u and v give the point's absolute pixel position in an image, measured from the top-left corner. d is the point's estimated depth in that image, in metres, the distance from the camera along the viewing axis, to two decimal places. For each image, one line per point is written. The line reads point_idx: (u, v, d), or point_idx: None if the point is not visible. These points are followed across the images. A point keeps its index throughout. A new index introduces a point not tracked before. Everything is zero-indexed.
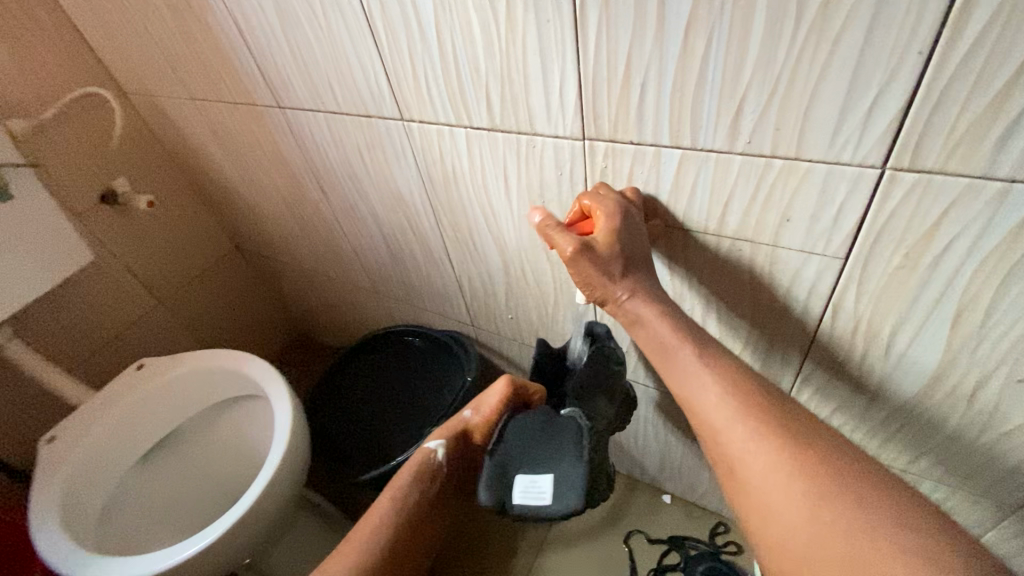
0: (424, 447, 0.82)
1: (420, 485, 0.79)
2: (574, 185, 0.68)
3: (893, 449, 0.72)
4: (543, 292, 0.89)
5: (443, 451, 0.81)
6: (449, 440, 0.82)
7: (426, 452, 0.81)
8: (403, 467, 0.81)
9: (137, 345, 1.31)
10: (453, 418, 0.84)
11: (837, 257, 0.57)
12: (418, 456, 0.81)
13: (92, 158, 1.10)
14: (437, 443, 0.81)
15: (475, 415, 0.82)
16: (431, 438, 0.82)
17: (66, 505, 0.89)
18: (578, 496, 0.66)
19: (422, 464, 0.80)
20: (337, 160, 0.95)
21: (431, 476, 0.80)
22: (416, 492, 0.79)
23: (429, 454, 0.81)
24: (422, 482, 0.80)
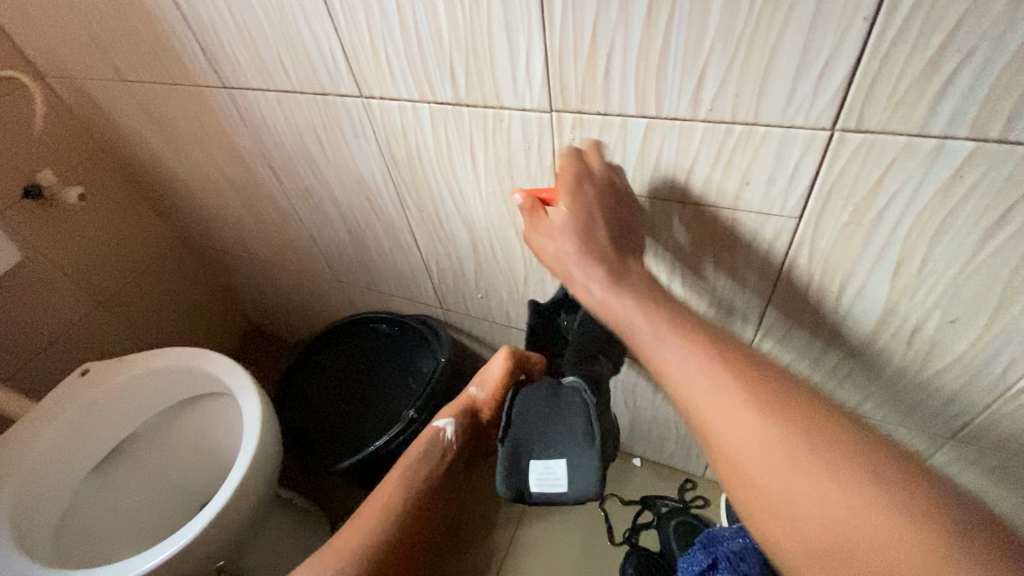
0: (433, 424, 0.84)
1: (423, 465, 0.81)
2: (542, 158, 0.69)
3: (845, 393, 0.79)
4: (513, 268, 0.89)
5: (451, 426, 0.83)
6: (458, 415, 0.85)
7: (434, 429, 0.83)
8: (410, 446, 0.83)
9: (78, 350, 1.22)
10: (462, 394, 0.87)
11: (792, 216, 0.61)
12: (427, 434, 0.83)
13: (10, 148, 1.01)
14: (446, 420, 0.84)
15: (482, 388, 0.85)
16: (440, 417, 0.85)
17: (16, 520, 0.83)
18: (592, 483, 0.67)
19: (427, 443, 0.82)
20: (290, 141, 0.91)
21: (435, 454, 0.82)
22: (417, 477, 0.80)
23: (438, 430, 0.83)
24: (422, 461, 0.81)
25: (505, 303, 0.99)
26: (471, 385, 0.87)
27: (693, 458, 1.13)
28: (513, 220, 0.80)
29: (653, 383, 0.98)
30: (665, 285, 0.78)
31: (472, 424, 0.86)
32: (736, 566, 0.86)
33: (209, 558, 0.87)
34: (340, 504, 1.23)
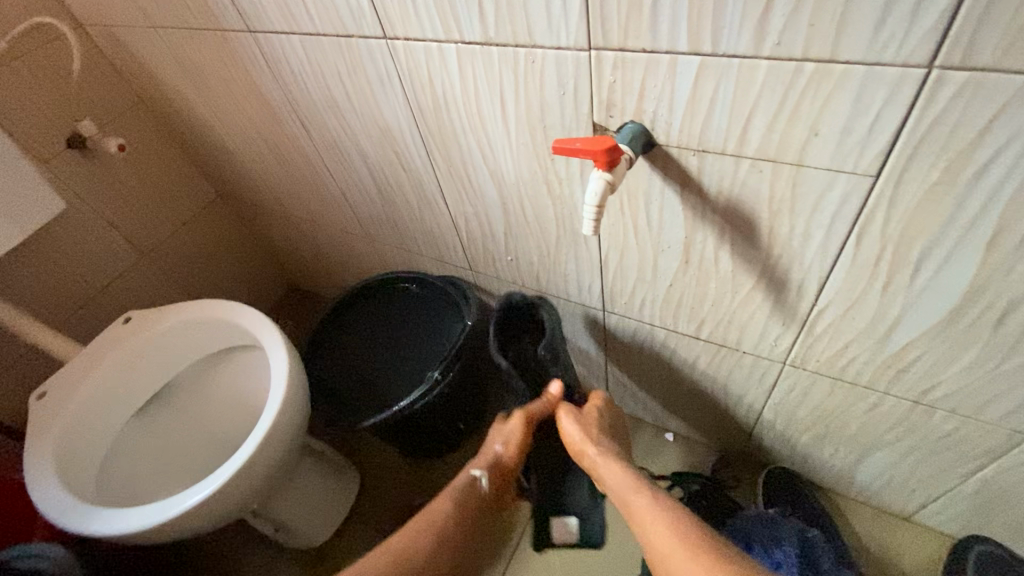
0: (463, 475, 0.78)
1: (456, 512, 0.72)
2: (577, 106, 0.62)
3: (909, 378, 0.71)
4: (544, 231, 0.84)
5: (484, 474, 0.78)
6: (490, 462, 0.80)
7: (466, 479, 0.77)
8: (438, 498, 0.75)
9: (125, 299, 1.26)
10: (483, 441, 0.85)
11: (868, 175, 0.52)
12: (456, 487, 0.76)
13: (51, 98, 1.02)
14: (477, 468, 0.79)
15: (510, 435, 0.83)
16: (472, 465, 0.79)
17: (62, 461, 0.88)
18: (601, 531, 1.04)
19: (458, 495, 0.75)
20: (317, 90, 0.87)
21: (465, 502, 0.74)
22: (450, 530, 0.69)
23: (470, 480, 0.77)
24: (454, 507, 0.73)
25: (536, 267, 0.94)
26: (497, 434, 0.84)
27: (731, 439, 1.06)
28: (546, 176, 0.74)
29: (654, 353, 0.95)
30: (710, 253, 0.70)
31: (503, 478, 0.81)
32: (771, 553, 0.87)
33: (236, 504, 0.89)
34: (368, 459, 1.24)
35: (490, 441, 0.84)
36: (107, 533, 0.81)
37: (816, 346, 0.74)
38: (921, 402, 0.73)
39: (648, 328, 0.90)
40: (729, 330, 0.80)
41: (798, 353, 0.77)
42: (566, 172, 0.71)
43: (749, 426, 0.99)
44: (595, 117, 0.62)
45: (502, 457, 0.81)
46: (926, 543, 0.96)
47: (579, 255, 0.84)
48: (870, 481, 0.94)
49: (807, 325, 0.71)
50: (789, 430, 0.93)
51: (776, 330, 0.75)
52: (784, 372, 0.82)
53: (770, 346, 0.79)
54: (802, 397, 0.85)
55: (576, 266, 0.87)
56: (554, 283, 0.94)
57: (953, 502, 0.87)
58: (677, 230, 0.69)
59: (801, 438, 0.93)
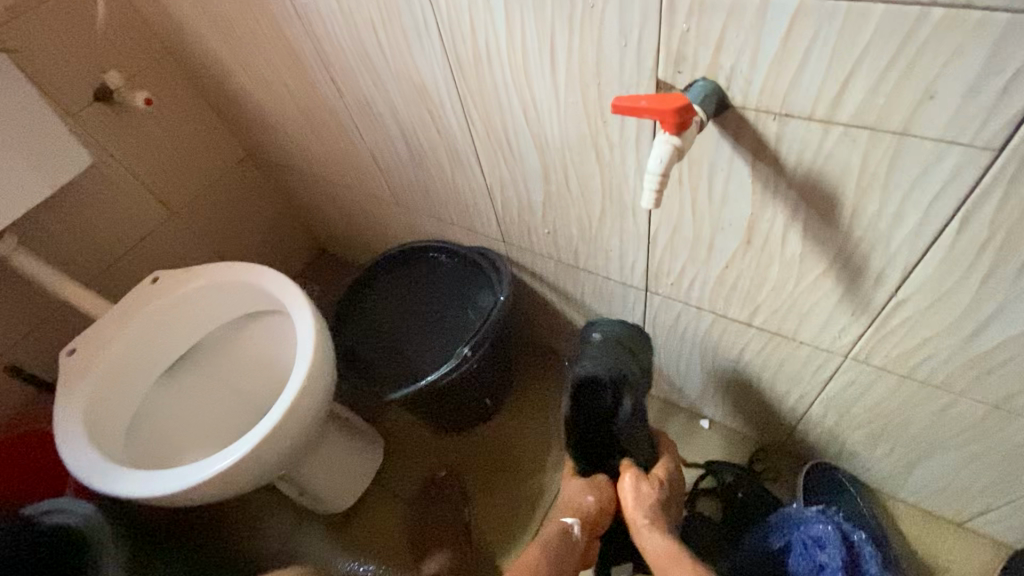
0: (555, 524, 0.72)
1: (551, 569, 0.66)
2: (640, 60, 0.55)
3: (993, 380, 0.64)
4: (588, 203, 0.77)
5: (576, 523, 0.72)
6: (580, 513, 0.74)
7: (556, 528, 0.71)
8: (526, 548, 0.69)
9: (153, 259, 1.25)
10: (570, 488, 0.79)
11: (988, 148, 0.44)
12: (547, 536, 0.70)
13: (77, 47, 0.98)
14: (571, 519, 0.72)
15: (602, 490, 0.76)
16: (564, 514, 0.73)
17: (90, 422, 0.88)
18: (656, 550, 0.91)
19: (552, 544, 0.69)
20: (349, 42, 0.81)
21: (559, 553, 0.68)
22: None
23: (563, 529, 0.71)
24: (549, 561, 0.66)
25: (575, 241, 0.87)
26: (587, 485, 0.77)
27: (773, 431, 1.00)
28: (595, 142, 0.67)
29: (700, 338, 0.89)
30: (777, 233, 0.63)
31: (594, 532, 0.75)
32: (814, 555, 0.80)
33: (260, 472, 0.88)
34: (392, 429, 1.23)
35: (581, 487, 0.77)
36: (133, 496, 0.80)
37: (887, 340, 0.67)
38: (1002, 407, 0.66)
39: (695, 312, 0.84)
40: (786, 319, 0.74)
41: (864, 346, 0.70)
42: (619, 137, 0.64)
43: (794, 419, 0.92)
44: (659, 74, 0.55)
45: (596, 509, 0.74)
46: (980, 551, 0.89)
47: (624, 230, 0.78)
48: (924, 485, 0.88)
49: (881, 317, 0.64)
50: (840, 426, 0.87)
51: (842, 321, 0.68)
52: (844, 366, 0.75)
53: (832, 338, 0.72)
54: (861, 394, 0.78)
55: (620, 242, 0.80)
56: (594, 259, 0.88)
57: (1018, 512, 0.81)
58: (741, 206, 0.62)
59: (853, 435, 0.87)
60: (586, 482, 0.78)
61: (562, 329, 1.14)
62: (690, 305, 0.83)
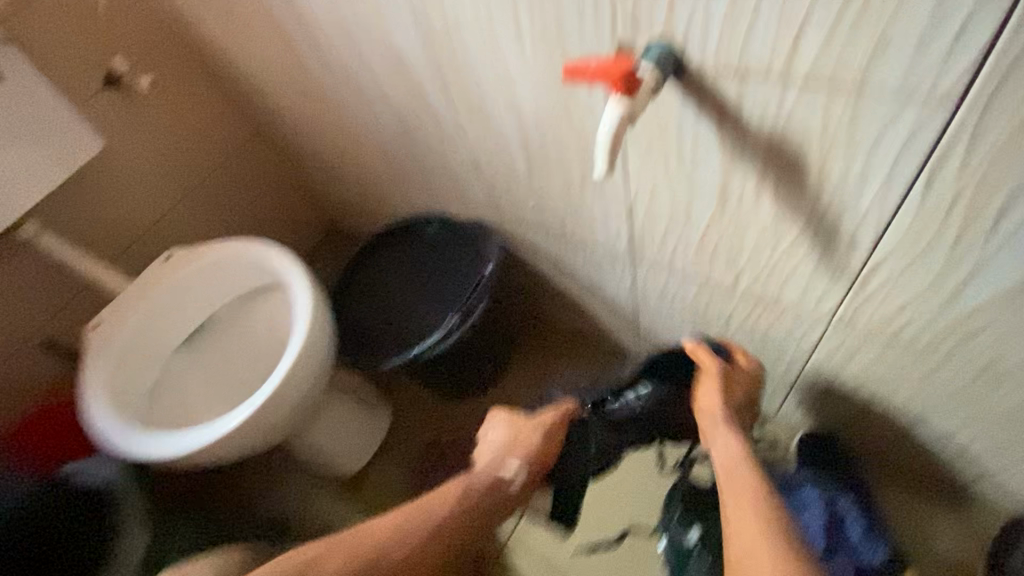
0: (493, 470, 0.80)
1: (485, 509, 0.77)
2: (598, 25, 0.54)
3: (976, 344, 0.62)
4: (568, 172, 0.77)
5: (513, 472, 0.80)
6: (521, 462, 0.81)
7: (493, 475, 0.80)
8: (456, 480, 0.79)
9: (172, 236, 1.31)
10: (518, 429, 0.84)
11: (945, 102, 0.43)
12: (483, 476, 0.79)
13: (84, 34, 1.02)
14: (513, 463, 0.81)
15: (543, 429, 0.83)
16: (509, 457, 0.81)
17: (114, 393, 0.95)
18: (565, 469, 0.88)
19: (482, 484, 0.78)
20: (330, 18, 0.82)
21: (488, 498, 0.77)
22: (465, 515, 0.75)
23: (499, 479, 0.79)
24: (472, 495, 0.77)
25: (561, 211, 0.88)
26: (532, 429, 0.83)
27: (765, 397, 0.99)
28: (567, 109, 0.67)
29: (686, 306, 0.89)
30: (750, 199, 0.62)
31: (534, 478, 0.82)
32: (792, 517, 0.82)
33: (264, 435, 0.94)
34: (398, 397, 1.28)
35: (519, 432, 0.84)
36: (154, 455, 0.88)
37: (867, 305, 0.66)
38: (987, 372, 0.65)
39: (680, 279, 0.83)
40: (768, 285, 0.73)
41: (846, 312, 0.69)
42: (588, 104, 0.64)
43: (786, 386, 0.92)
44: (618, 38, 0.54)
45: (539, 451, 0.82)
46: (976, 520, 0.88)
47: (605, 199, 0.78)
48: (918, 451, 0.87)
49: (858, 282, 0.63)
50: (830, 393, 0.86)
51: (822, 287, 0.68)
52: (828, 332, 0.74)
53: (813, 304, 0.71)
54: (847, 360, 0.77)
55: (602, 211, 0.81)
56: (580, 228, 0.88)
57: (1016, 480, 0.79)
58: (712, 170, 0.62)
59: (843, 401, 0.86)
60: (530, 424, 0.84)
61: (559, 299, 1.15)
62: (675, 272, 0.83)
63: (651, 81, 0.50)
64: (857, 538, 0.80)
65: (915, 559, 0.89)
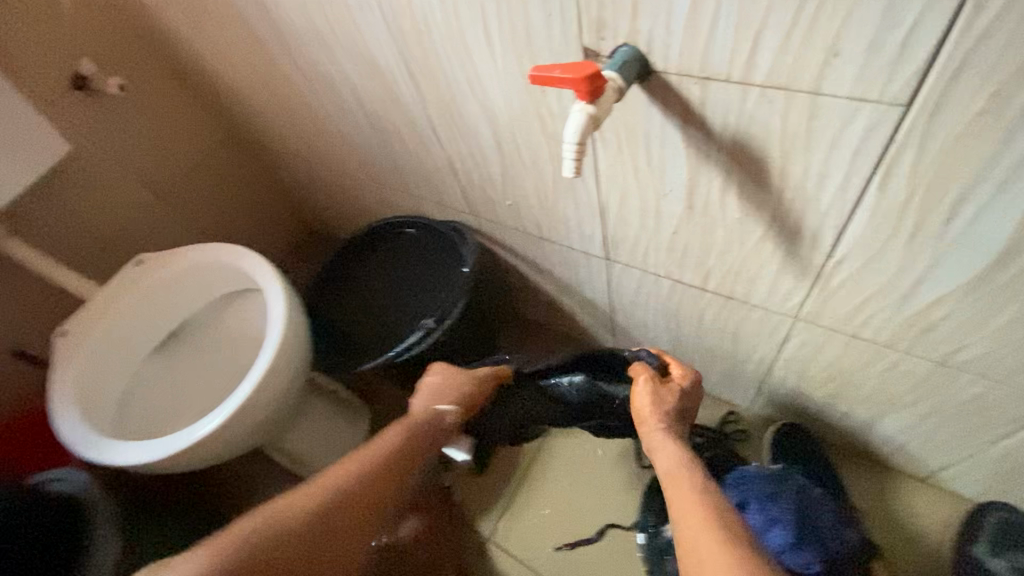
0: (431, 409, 0.78)
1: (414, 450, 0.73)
2: (566, 28, 0.55)
3: (934, 338, 0.65)
4: (541, 173, 0.78)
5: (448, 411, 0.78)
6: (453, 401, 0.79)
7: (432, 412, 0.78)
8: (395, 425, 0.74)
9: (143, 240, 1.29)
10: (447, 375, 0.82)
11: (897, 105, 0.44)
12: (419, 420, 0.76)
13: (49, 34, 1.00)
14: (445, 408, 0.78)
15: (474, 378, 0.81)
16: (442, 400, 0.79)
17: (82, 399, 0.93)
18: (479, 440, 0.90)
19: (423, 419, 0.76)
20: (300, 19, 0.81)
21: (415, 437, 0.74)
22: (403, 455, 0.71)
23: (437, 416, 0.77)
24: (408, 437, 0.73)
25: (535, 212, 0.88)
26: (464, 375, 0.82)
27: (738, 392, 1.01)
28: (538, 111, 0.68)
29: (659, 305, 0.90)
30: (717, 199, 0.64)
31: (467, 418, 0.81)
32: (766, 507, 0.83)
33: (239, 440, 0.93)
34: (378, 400, 1.27)
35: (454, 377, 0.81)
36: (123, 462, 0.86)
37: (831, 301, 0.68)
38: (945, 364, 0.67)
39: (653, 278, 0.85)
40: (737, 282, 0.75)
41: (812, 309, 0.71)
42: (558, 105, 0.65)
43: (758, 381, 0.94)
44: (585, 41, 0.55)
45: (472, 398, 0.80)
46: (939, 507, 0.91)
47: (577, 199, 0.79)
48: (885, 442, 0.89)
49: (821, 279, 0.65)
50: (800, 387, 0.89)
51: (788, 284, 0.69)
52: (796, 328, 0.76)
53: (780, 300, 0.73)
54: (815, 355, 0.79)
55: (575, 211, 0.82)
56: (555, 229, 0.89)
57: (976, 467, 0.82)
58: (679, 171, 0.63)
59: (814, 395, 0.88)
60: (461, 372, 0.82)
61: (537, 298, 1.15)
62: (648, 271, 0.84)
63: (617, 85, 0.51)
64: (830, 522, 0.81)
65: (887, 548, 0.90)
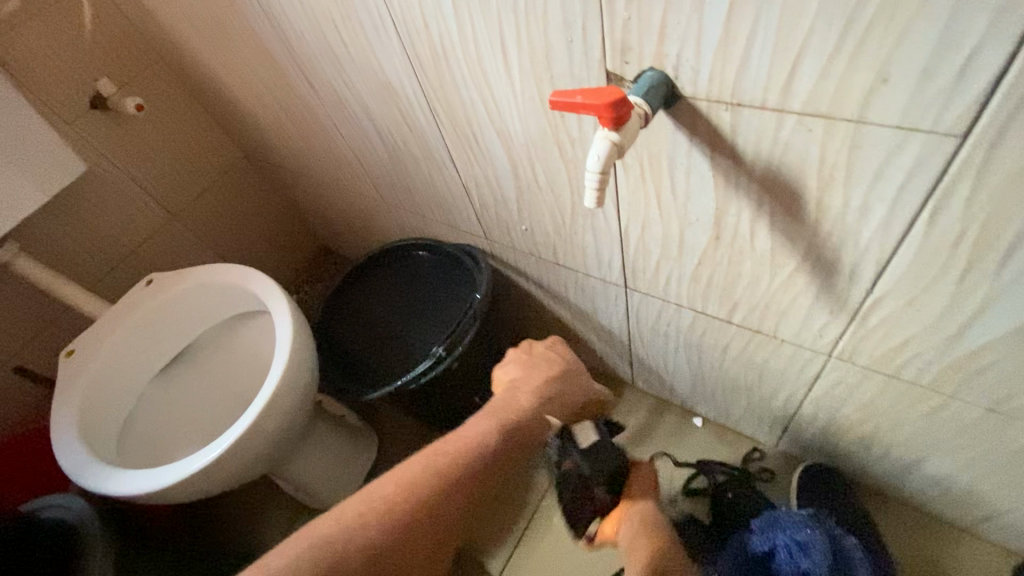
0: (536, 413, 0.71)
1: (510, 443, 0.69)
2: (588, 51, 0.52)
3: (983, 382, 0.60)
4: (559, 200, 0.75)
5: (554, 421, 0.71)
6: (561, 406, 0.73)
7: (540, 418, 0.71)
8: (490, 416, 0.70)
9: (156, 259, 1.28)
10: (540, 363, 0.76)
11: (951, 135, 0.41)
12: (521, 421, 0.69)
13: (70, 57, 1.01)
14: (553, 416, 0.72)
15: (580, 381, 0.76)
16: (547, 403, 0.72)
17: (84, 426, 0.90)
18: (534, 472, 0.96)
19: (514, 420, 0.69)
20: (316, 42, 0.80)
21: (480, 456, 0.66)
22: (497, 457, 0.67)
23: (542, 421, 0.71)
24: (506, 433, 0.69)
25: (551, 238, 0.85)
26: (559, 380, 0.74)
27: (764, 429, 0.96)
28: (557, 137, 0.65)
29: (681, 337, 0.86)
30: (745, 230, 0.60)
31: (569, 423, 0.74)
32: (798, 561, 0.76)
33: (240, 470, 0.89)
34: (386, 426, 1.24)
35: (552, 359, 0.77)
36: (121, 492, 0.83)
37: (868, 339, 0.63)
38: (995, 410, 0.62)
39: (674, 309, 0.81)
40: (765, 316, 0.70)
41: (847, 347, 0.67)
42: (578, 131, 0.62)
43: (785, 419, 0.89)
44: (608, 65, 0.52)
45: (580, 407, 0.75)
46: (985, 556, 0.85)
47: (596, 226, 0.76)
48: (923, 487, 0.84)
49: (859, 316, 0.61)
50: (830, 427, 0.83)
51: (821, 320, 0.65)
52: (828, 366, 0.72)
53: (812, 335, 0.68)
54: (849, 394, 0.74)
55: (594, 239, 0.78)
56: (571, 255, 0.86)
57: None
58: (706, 200, 0.60)
59: (846, 435, 0.83)
60: (562, 379, 0.74)
61: (550, 325, 1.12)
62: (669, 302, 0.80)
63: (642, 112, 0.48)
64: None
65: None
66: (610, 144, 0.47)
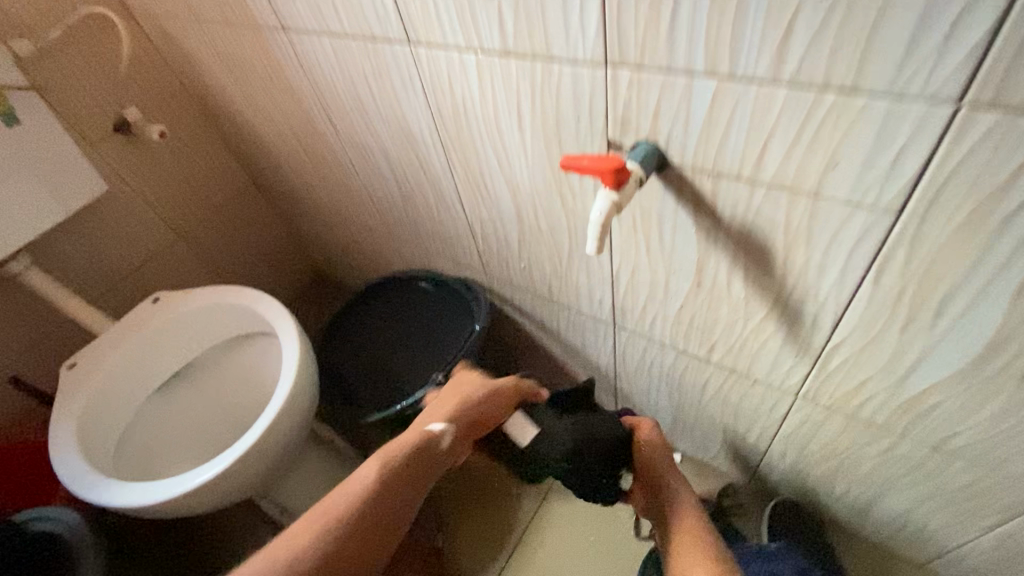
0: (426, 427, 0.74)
1: (411, 455, 0.70)
2: (594, 121, 0.61)
3: (927, 424, 0.68)
4: (558, 244, 0.83)
5: (444, 427, 0.73)
6: (455, 417, 0.76)
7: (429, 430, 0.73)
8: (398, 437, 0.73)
9: (159, 277, 1.32)
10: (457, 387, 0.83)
11: (888, 212, 0.50)
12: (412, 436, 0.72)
13: (101, 85, 1.08)
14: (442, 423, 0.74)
15: (481, 391, 0.80)
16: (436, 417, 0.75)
17: (83, 438, 0.92)
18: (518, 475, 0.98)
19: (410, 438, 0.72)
20: (344, 90, 0.89)
21: (410, 460, 0.69)
22: (403, 469, 0.68)
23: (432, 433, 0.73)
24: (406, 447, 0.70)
25: (548, 277, 0.93)
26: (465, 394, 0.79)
27: (738, 465, 1.03)
28: (560, 189, 0.74)
29: (664, 374, 0.93)
30: (723, 280, 0.69)
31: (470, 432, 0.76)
32: None
33: (237, 487, 0.92)
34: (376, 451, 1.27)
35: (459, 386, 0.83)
36: (116, 505, 0.85)
37: (829, 381, 0.71)
38: (938, 450, 0.70)
39: (658, 348, 0.88)
40: (739, 358, 0.78)
41: (811, 387, 0.74)
42: (580, 186, 0.71)
43: (757, 455, 0.96)
44: (609, 133, 0.61)
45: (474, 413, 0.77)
46: None
47: (590, 269, 0.84)
48: (882, 524, 0.90)
49: (820, 360, 0.69)
50: (798, 464, 0.90)
51: (788, 363, 0.73)
52: (795, 405, 0.79)
53: (781, 375, 0.76)
54: (813, 432, 0.82)
55: (588, 280, 0.86)
56: (566, 294, 0.94)
57: (972, 555, 0.83)
58: (689, 252, 0.68)
59: (811, 471, 0.90)
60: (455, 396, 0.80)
61: (541, 359, 1.18)
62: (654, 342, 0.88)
63: (637, 178, 0.57)
64: None
65: None
66: (612, 203, 0.55)
